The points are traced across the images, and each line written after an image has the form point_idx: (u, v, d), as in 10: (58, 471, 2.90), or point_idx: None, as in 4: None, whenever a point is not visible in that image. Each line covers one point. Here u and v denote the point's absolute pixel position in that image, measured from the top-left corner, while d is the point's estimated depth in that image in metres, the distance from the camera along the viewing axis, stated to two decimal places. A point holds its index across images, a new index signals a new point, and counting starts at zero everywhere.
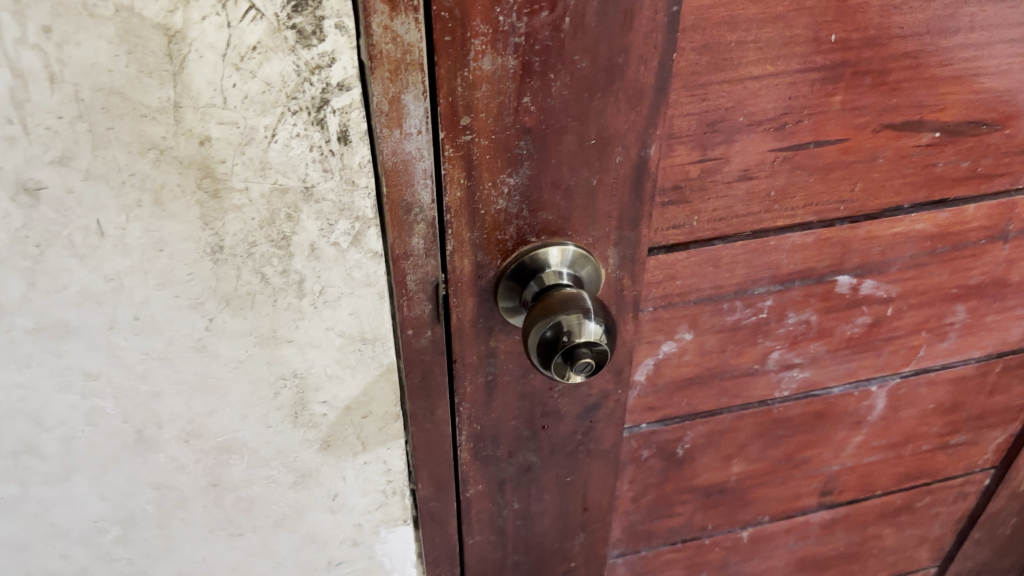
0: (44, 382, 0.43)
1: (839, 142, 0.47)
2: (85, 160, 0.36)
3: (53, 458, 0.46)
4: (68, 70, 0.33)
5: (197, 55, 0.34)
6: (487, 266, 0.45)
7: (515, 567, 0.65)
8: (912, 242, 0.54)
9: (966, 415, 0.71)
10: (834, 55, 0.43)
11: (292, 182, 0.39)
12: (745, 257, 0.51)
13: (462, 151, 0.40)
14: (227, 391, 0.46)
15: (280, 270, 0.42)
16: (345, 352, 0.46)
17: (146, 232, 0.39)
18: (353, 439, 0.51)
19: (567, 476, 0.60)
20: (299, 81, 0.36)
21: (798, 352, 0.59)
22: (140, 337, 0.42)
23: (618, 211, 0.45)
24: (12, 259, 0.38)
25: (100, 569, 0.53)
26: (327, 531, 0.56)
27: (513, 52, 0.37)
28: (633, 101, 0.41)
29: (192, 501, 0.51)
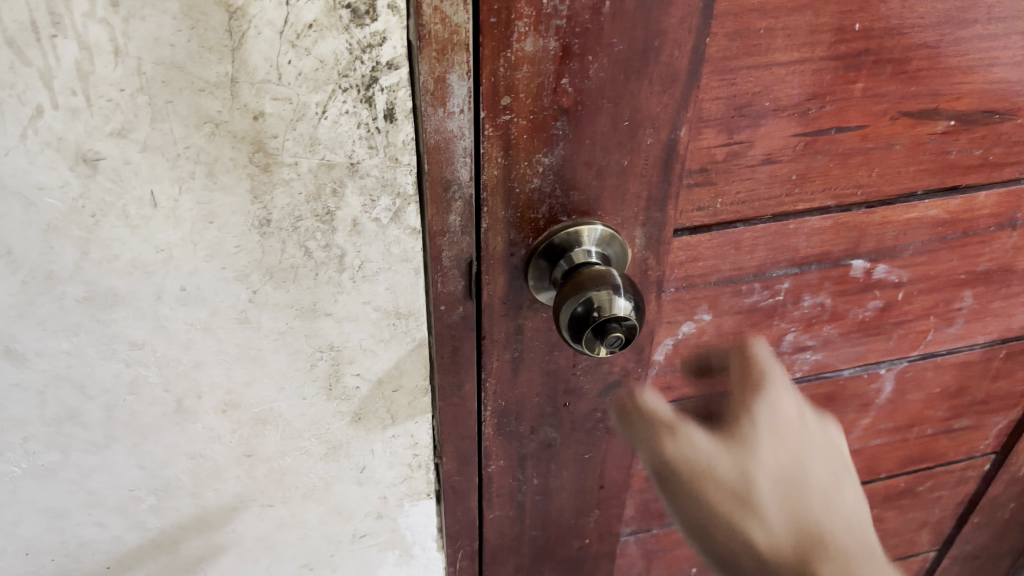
0: (91, 350, 0.44)
1: (859, 128, 0.49)
2: (143, 133, 0.37)
3: (95, 425, 0.48)
4: (132, 44, 0.34)
5: (256, 31, 0.35)
6: (519, 244, 0.47)
7: (532, 543, 0.67)
8: (924, 228, 0.56)
9: (970, 399, 0.73)
10: (857, 43, 0.45)
11: (338, 158, 0.40)
12: (765, 240, 0.53)
13: (501, 131, 0.42)
14: (267, 361, 0.48)
15: (323, 245, 0.43)
16: (380, 326, 0.48)
17: (198, 204, 0.40)
18: (383, 413, 0.53)
19: (586, 453, 0.61)
20: (351, 59, 0.37)
21: (812, 335, 0.61)
22: (186, 308, 0.44)
23: (647, 191, 0.47)
24: (68, 228, 0.39)
25: (133, 538, 0.55)
26: (353, 503, 0.58)
27: (554, 34, 0.39)
28: (666, 85, 0.42)
29: (225, 471, 0.53)
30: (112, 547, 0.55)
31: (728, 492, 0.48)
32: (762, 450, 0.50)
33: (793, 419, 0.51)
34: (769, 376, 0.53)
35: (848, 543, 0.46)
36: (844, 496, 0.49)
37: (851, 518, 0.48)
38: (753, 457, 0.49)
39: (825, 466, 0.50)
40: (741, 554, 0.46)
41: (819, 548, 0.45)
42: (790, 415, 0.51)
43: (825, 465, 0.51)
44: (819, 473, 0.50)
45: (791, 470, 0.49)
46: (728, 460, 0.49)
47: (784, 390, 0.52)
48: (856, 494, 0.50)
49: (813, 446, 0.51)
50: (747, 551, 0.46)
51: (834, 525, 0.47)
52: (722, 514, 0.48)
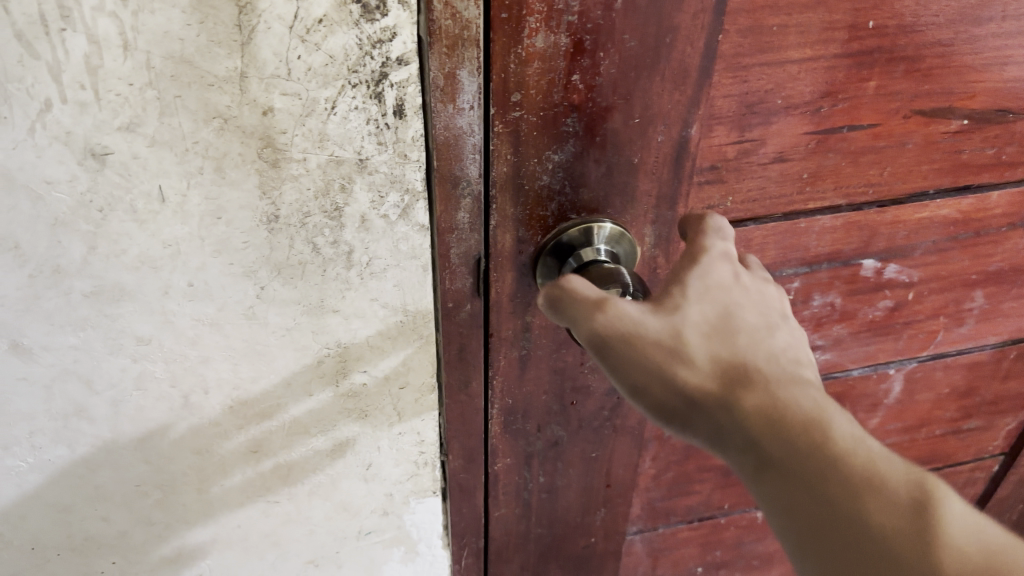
0: (98, 345, 0.44)
1: (871, 127, 0.48)
2: (151, 127, 0.37)
3: (101, 420, 0.47)
4: (141, 38, 0.34)
5: (266, 26, 0.35)
6: (528, 241, 0.47)
7: (537, 540, 0.67)
8: (936, 228, 0.55)
9: (980, 400, 0.72)
10: (871, 41, 0.44)
11: (347, 154, 0.40)
12: (776, 238, 0.52)
13: (511, 127, 0.42)
14: (274, 357, 0.47)
15: (331, 241, 0.43)
16: (387, 323, 0.48)
17: (206, 200, 0.40)
18: (389, 409, 0.53)
19: (592, 452, 0.61)
20: (360, 54, 0.37)
21: (821, 334, 0.61)
22: (193, 303, 0.44)
23: (657, 188, 0.47)
24: (75, 222, 0.39)
25: (139, 533, 0.55)
26: (360, 500, 0.58)
27: (566, 30, 0.39)
28: (677, 81, 0.42)
29: (231, 467, 0.53)
30: (118, 541, 0.55)
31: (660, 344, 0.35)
32: (694, 306, 0.37)
33: (729, 280, 0.39)
34: (709, 240, 0.41)
35: (810, 405, 0.33)
36: (793, 345, 0.37)
37: (804, 366, 0.36)
38: (680, 315, 0.36)
39: (768, 315, 0.38)
40: (667, 399, 0.35)
41: (755, 384, 0.34)
42: (724, 274, 0.39)
43: (759, 314, 0.38)
44: (761, 315, 0.38)
45: (719, 310, 0.37)
46: (660, 316, 0.36)
47: (727, 254, 0.40)
48: (796, 340, 0.38)
49: (750, 293, 0.39)
50: (668, 391, 0.34)
51: (781, 357, 0.36)
52: (654, 367, 0.35)
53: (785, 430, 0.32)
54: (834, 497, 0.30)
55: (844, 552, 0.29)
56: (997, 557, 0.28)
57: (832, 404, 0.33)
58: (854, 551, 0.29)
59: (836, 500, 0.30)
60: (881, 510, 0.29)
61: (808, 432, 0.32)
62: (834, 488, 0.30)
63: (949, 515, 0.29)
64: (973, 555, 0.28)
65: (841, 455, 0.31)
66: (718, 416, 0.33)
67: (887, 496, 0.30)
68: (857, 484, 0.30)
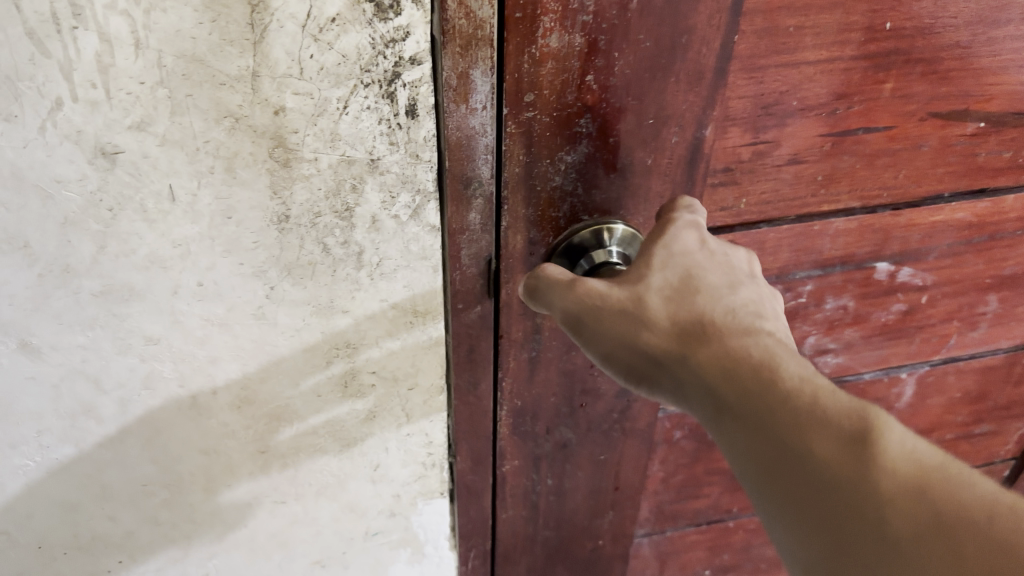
0: (106, 345, 0.44)
1: (887, 129, 0.48)
2: (163, 126, 0.36)
3: (109, 420, 0.47)
4: (153, 37, 0.34)
5: (278, 25, 0.34)
6: (539, 242, 0.46)
7: (545, 543, 0.67)
8: (951, 231, 0.55)
9: (992, 404, 0.72)
10: (888, 42, 0.44)
11: (359, 153, 0.39)
12: (789, 241, 0.52)
13: (523, 128, 0.41)
14: (283, 358, 0.47)
15: (342, 241, 0.43)
16: (397, 324, 0.47)
17: (217, 200, 0.40)
18: (398, 411, 0.52)
19: (601, 454, 0.61)
20: (373, 54, 0.36)
21: (833, 338, 0.60)
22: (202, 303, 0.43)
23: (671, 190, 0.46)
24: (85, 221, 0.39)
25: (145, 533, 0.54)
26: (367, 501, 0.58)
27: (580, 30, 0.38)
28: (692, 82, 0.42)
29: (239, 467, 0.52)
30: (125, 541, 0.55)
31: (623, 312, 0.38)
32: (658, 274, 0.39)
33: (696, 247, 0.40)
34: (677, 215, 0.42)
35: (757, 352, 0.34)
36: (756, 302, 0.38)
37: (768, 320, 0.37)
38: (643, 283, 0.39)
39: (732, 275, 0.40)
40: (633, 362, 0.38)
41: (707, 338, 0.36)
42: (690, 241, 0.40)
43: (726, 275, 0.39)
44: (726, 276, 0.39)
45: (678, 273, 0.39)
46: (622, 287, 0.39)
47: (699, 222, 0.42)
48: (762, 297, 0.39)
49: (715, 257, 0.40)
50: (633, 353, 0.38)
51: (739, 312, 0.37)
52: (619, 334, 0.38)
53: (734, 376, 0.34)
54: (779, 428, 0.31)
55: (790, 480, 0.30)
56: (936, 469, 0.28)
57: (781, 349, 0.34)
58: (797, 475, 0.30)
59: (779, 430, 0.31)
60: (822, 440, 0.30)
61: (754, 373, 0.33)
62: (777, 420, 0.31)
63: (891, 432, 0.29)
64: (907, 465, 0.28)
65: (784, 392, 0.32)
66: (677, 373, 0.36)
67: (828, 420, 0.30)
68: (801, 415, 0.31)
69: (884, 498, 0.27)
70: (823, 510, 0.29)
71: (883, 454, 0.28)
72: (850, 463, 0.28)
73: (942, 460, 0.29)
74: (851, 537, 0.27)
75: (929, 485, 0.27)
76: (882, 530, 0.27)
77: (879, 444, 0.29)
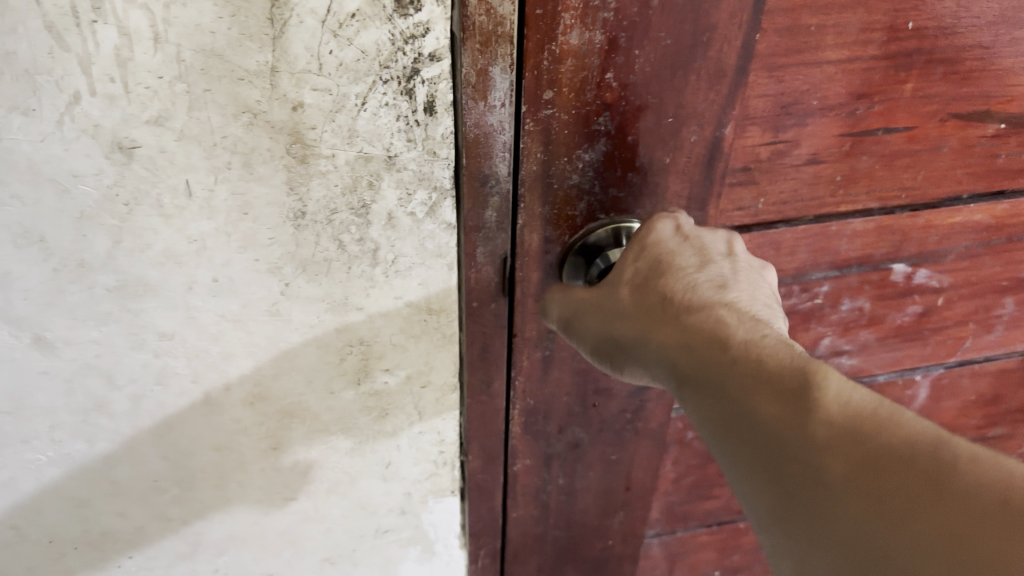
0: (120, 340, 0.44)
1: (906, 130, 0.48)
2: (180, 121, 0.36)
3: (121, 415, 0.47)
4: (172, 31, 0.33)
5: (298, 20, 0.34)
6: (555, 241, 0.46)
7: (554, 542, 0.66)
8: (969, 233, 0.54)
9: (1006, 408, 0.71)
10: (910, 42, 0.43)
11: (376, 150, 0.39)
12: (806, 242, 0.52)
13: (541, 125, 0.41)
14: (297, 355, 0.47)
15: (357, 238, 0.42)
16: (411, 322, 0.47)
17: (233, 195, 0.39)
18: (410, 409, 0.52)
19: (613, 454, 0.61)
20: (393, 50, 0.36)
21: (848, 340, 0.60)
22: (217, 299, 0.43)
23: (689, 189, 0.46)
24: (101, 216, 0.39)
25: (155, 528, 0.54)
26: (377, 499, 0.57)
27: (601, 27, 0.38)
28: (713, 81, 0.41)
29: (250, 464, 0.52)
30: (135, 536, 0.54)
31: (603, 310, 0.42)
32: (630, 268, 0.42)
33: (670, 235, 0.42)
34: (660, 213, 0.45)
35: (710, 323, 0.36)
36: (726, 276, 0.40)
37: (733, 290, 0.39)
38: (617, 279, 0.42)
39: (705, 253, 0.41)
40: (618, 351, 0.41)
41: (668, 317, 0.38)
42: (665, 230, 0.43)
43: (698, 255, 0.41)
44: (697, 254, 0.41)
45: (648, 261, 0.41)
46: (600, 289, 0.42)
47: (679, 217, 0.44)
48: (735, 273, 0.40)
49: (689, 241, 0.42)
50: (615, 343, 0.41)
51: (701, 287, 0.39)
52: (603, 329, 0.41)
53: (693, 350, 0.36)
54: (727, 391, 0.33)
55: (742, 440, 0.32)
56: (871, 409, 0.29)
57: (736, 318, 0.36)
58: (747, 434, 0.31)
59: (729, 396, 0.33)
60: (765, 400, 0.31)
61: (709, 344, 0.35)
62: (728, 384, 0.33)
63: (829, 380, 0.30)
64: (841, 411, 0.29)
65: (730, 358, 0.34)
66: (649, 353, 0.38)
67: (771, 378, 0.31)
68: (747, 379, 0.32)
69: (817, 445, 0.28)
70: (771, 464, 0.30)
71: (818, 404, 0.29)
72: (790, 417, 0.30)
73: (882, 401, 0.29)
74: (794, 484, 0.29)
75: (859, 427, 0.28)
76: (817, 475, 0.28)
77: (815, 395, 0.30)
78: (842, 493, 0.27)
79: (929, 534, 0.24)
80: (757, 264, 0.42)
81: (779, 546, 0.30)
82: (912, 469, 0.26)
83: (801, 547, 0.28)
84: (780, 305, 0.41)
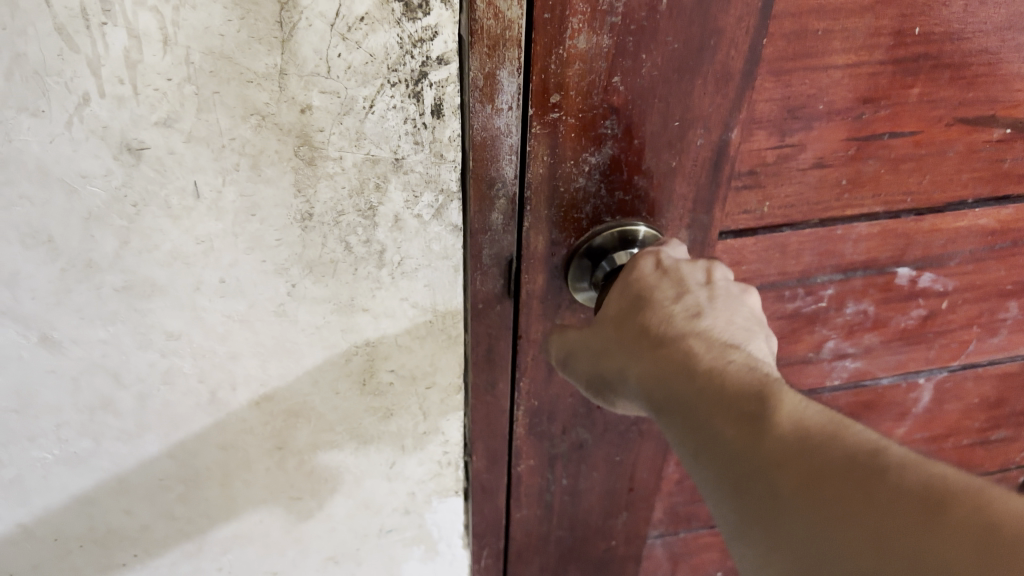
0: (127, 339, 0.44)
1: (912, 134, 0.48)
2: (189, 123, 0.36)
3: (128, 414, 0.47)
4: (182, 33, 0.34)
5: (307, 23, 0.34)
6: (561, 243, 0.46)
7: (558, 542, 0.67)
8: (974, 237, 0.55)
9: (1009, 411, 0.71)
10: (917, 47, 0.43)
11: (383, 153, 0.39)
12: (812, 245, 0.52)
13: (548, 129, 0.41)
14: (302, 355, 0.47)
15: (364, 240, 0.42)
16: (416, 323, 0.47)
17: (241, 196, 0.39)
18: (415, 409, 0.52)
19: (617, 455, 0.61)
20: (401, 53, 0.36)
21: (852, 343, 0.60)
22: (224, 300, 0.43)
23: (695, 193, 0.46)
24: (109, 217, 0.39)
25: (161, 526, 0.55)
26: (382, 498, 0.58)
27: (609, 31, 0.38)
28: (720, 85, 0.41)
29: (256, 463, 0.53)
30: (140, 534, 0.55)
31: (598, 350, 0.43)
32: (615, 305, 0.42)
33: (651, 270, 0.42)
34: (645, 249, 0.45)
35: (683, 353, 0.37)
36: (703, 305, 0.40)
37: (708, 317, 0.39)
38: (604, 317, 0.43)
39: (683, 285, 0.41)
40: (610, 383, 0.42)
41: (645, 347, 0.39)
42: (647, 266, 0.43)
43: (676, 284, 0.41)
44: (675, 286, 0.41)
45: (629, 297, 0.42)
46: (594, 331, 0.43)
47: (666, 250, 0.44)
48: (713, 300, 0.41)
49: (668, 274, 0.42)
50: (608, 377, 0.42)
51: (678, 318, 0.39)
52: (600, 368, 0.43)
53: (665, 379, 0.37)
54: (695, 416, 0.34)
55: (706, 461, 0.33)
56: (824, 427, 0.30)
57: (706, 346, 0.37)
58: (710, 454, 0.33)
59: (696, 420, 0.34)
60: (726, 424, 0.32)
61: (680, 371, 0.36)
62: (694, 407, 0.34)
63: (786, 403, 0.32)
64: (795, 430, 0.30)
65: (698, 384, 0.35)
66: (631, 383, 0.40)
67: (733, 402, 0.33)
68: (709, 401, 0.34)
69: (772, 463, 0.30)
70: (730, 482, 0.31)
71: (773, 424, 0.31)
72: (748, 437, 0.31)
73: (836, 421, 0.31)
74: (752, 501, 0.30)
75: (809, 444, 0.29)
76: (772, 491, 0.29)
77: (772, 418, 0.31)
78: (792, 506, 0.28)
79: (870, 542, 0.26)
80: (737, 290, 0.42)
81: (741, 562, 0.31)
82: (856, 481, 0.27)
83: (758, 560, 0.30)
84: (758, 329, 0.41)
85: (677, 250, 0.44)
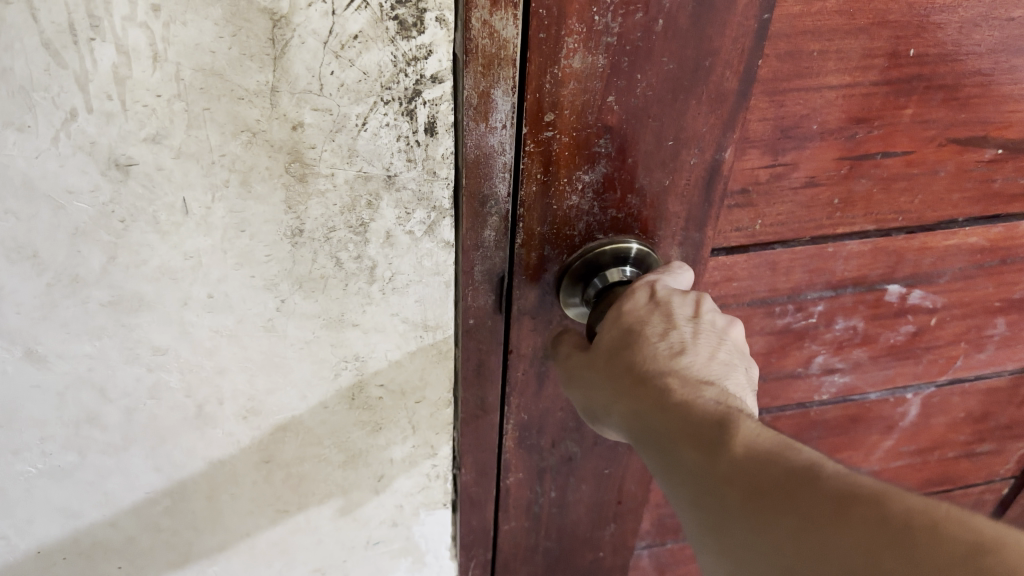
0: (113, 354, 0.43)
1: (905, 154, 0.48)
2: (178, 139, 0.36)
3: (113, 428, 0.47)
4: (172, 50, 0.33)
5: (300, 40, 0.34)
6: (553, 259, 0.46)
7: (545, 553, 0.66)
8: (963, 255, 0.55)
9: (994, 424, 0.72)
10: (911, 69, 0.43)
11: (376, 170, 0.39)
12: (802, 262, 0.52)
13: (543, 147, 0.41)
14: (291, 369, 0.47)
15: (355, 255, 0.42)
16: (407, 338, 0.47)
17: (231, 213, 0.39)
18: (404, 423, 0.52)
19: (605, 468, 0.61)
20: (395, 71, 0.36)
21: (841, 358, 0.60)
22: (212, 315, 0.43)
23: (687, 211, 0.46)
24: (96, 232, 0.38)
25: (146, 539, 0.54)
26: (369, 511, 0.57)
27: (604, 51, 0.38)
28: (714, 105, 0.41)
29: (243, 476, 0.52)
30: (124, 547, 0.54)
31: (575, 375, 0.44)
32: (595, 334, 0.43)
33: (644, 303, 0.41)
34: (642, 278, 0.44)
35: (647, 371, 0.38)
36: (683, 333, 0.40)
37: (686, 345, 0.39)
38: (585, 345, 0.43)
39: (671, 318, 0.40)
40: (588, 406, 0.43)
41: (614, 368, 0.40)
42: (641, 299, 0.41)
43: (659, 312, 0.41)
44: (663, 321, 0.40)
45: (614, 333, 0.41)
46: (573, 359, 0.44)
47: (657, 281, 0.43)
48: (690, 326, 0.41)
49: (658, 307, 0.41)
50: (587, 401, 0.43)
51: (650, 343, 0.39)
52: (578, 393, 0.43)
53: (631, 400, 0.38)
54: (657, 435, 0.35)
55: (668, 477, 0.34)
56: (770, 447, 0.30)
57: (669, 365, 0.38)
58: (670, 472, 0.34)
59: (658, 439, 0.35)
60: (682, 442, 0.34)
61: (645, 390, 0.37)
62: (658, 428, 0.35)
63: (737, 422, 0.32)
64: (742, 446, 0.31)
65: (657, 402, 0.36)
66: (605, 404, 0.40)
67: (688, 420, 0.34)
68: (667, 420, 0.35)
69: (720, 479, 0.31)
70: (688, 498, 0.33)
71: (722, 443, 0.32)
72: (701, 456, 0.32)
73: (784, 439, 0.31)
74: (708, 514, 0.32)
75: (753, 461, 0.30)
76: (723, 506, 0.31)
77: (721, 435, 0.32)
78: (739, 518, 0.30)
79: (799, 545, 0.27)
80: (722, 322, 0.41)
81: (705, 567, 0.33)
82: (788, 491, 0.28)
83: (718, 566, 0.31)
84: (740, 362, 0.40)
85: (678, 281, 0.44)
